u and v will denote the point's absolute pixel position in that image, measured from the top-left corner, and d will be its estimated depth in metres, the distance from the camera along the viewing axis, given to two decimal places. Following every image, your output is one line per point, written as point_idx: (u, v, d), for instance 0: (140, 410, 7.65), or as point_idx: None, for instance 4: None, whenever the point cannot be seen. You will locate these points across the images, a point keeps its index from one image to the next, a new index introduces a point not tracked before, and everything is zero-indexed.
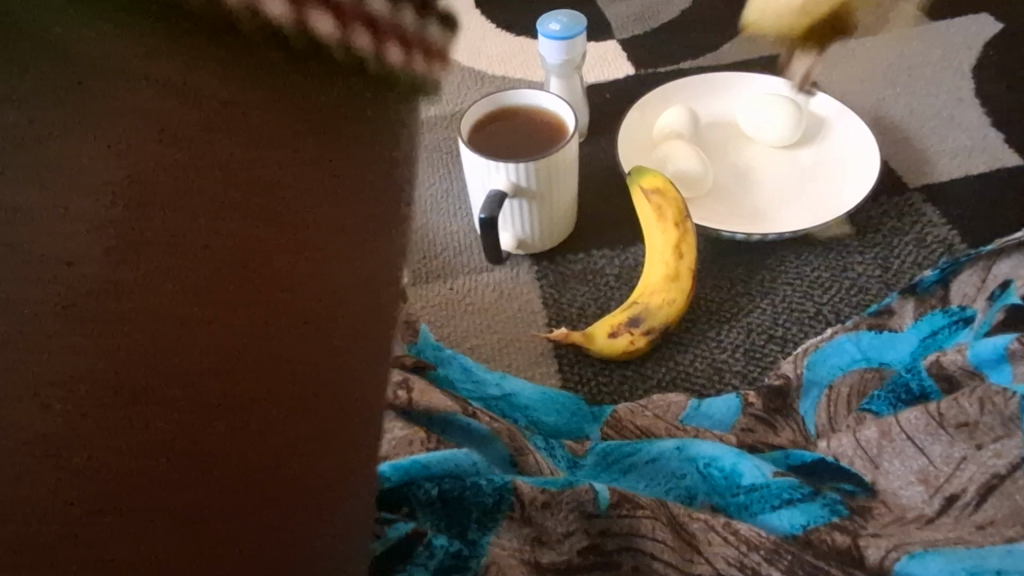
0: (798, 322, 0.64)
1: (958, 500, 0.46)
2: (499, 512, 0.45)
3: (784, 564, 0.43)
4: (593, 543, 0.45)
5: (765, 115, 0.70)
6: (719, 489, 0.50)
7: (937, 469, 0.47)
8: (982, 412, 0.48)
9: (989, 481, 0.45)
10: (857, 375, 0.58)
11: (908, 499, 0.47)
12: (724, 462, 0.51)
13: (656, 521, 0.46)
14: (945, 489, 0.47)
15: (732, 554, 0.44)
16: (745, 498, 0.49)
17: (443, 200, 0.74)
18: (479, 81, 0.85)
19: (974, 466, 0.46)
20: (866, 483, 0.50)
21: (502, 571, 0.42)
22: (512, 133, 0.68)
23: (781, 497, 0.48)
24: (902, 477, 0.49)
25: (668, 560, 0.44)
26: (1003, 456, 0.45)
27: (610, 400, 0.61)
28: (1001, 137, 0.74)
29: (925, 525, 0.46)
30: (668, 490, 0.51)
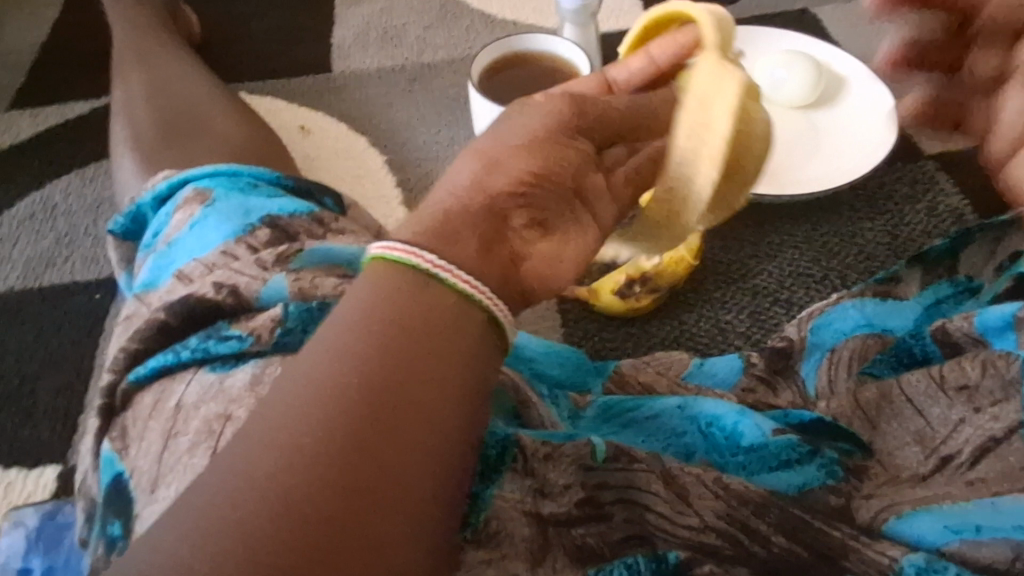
0: (804, 285, 0.64)
1: (953, 460, 0.41)
2: (502, 463, 0.39)
3: (774, 519, 0.38)
4: (589, 495, 0.39)
5: (786, 73, 0.69)
6: (719, 448, 0.44)
7: (934, 430, 0.42)
8: (983, 376, 0.42)
9: (984, 444, 0.40)
10: (861, 341, 0.51)
11: (903, 459, 0.42)
12: (725, 422, 0.44)
13: (650, 474, 0.40)
14: (942, 449, 0.41)
15: (721, 507, 0.38)
16: (743, 458, 0.43)
17: (450, 147, 0.81)
18: (490, 25, 0.91)
19: (970, 428, 0.41)
20: (865, 444, 0.44)
21: (505, 527, 0.37)
22: (522, 81, 0.66)
23: (782, 458, 0.42)
24: (899, 437, 0.43)
25: (661, 513, 0.39)
26: (999, 419, 0.40)
27: (613, 356, 0.62)
28: None
29: (920, 484, 0.40)
30: (666, 446, 0.45)
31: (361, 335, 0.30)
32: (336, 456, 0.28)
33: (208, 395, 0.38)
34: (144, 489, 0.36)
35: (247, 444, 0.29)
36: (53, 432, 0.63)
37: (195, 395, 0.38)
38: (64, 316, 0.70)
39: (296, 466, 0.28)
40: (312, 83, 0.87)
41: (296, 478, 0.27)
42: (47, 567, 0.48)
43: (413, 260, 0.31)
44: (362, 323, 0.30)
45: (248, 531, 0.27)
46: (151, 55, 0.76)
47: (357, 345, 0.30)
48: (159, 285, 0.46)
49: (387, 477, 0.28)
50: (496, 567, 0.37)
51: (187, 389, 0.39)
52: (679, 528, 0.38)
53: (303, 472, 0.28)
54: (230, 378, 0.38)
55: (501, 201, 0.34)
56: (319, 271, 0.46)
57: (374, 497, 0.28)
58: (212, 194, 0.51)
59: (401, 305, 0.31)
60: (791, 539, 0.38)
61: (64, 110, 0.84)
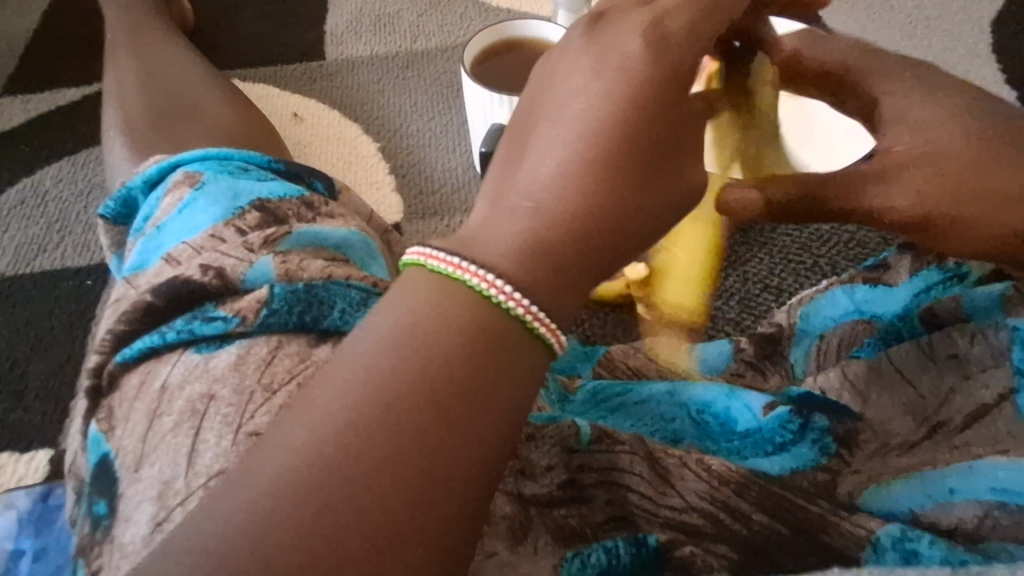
0: (795, 272, 0.64)
1: (945, 426, 0.41)
2: None
3: (754, 497, 0.38)
4: (571, 478, 0.40)
5: None
6: (714, 435, 0.44)
7: (925, 401, 0.42)
8: (973, 345, 0.43)
9: (976, 410, 0.41)
10: (849, 328, 0.49)
11: (893, 427, 0.42)
12: (717, 408, 0.45)
13: (633, 456, 0.40)
14: (934, 416, 0.42)
15: (702, 488, 0.38)
16: (738, 442, 0.43)
17: (442, 136, 0.81)
18: (484, 12, 0.92)
19: (961, 397, 0.42)
20: (856, 415, 0.43)
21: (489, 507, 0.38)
22: (513, 68, 0.66)
23: (776, 442, 0.42)
24: (891, 409, 0.43)
25: (643, 493, 0.39)
26: (989, 386, 0.41)
27: (602, 342, 0.62)
28: (1015, 95, 0.77)
29: (906, 451, 0.41)
30: (654, 432, 0.44)
31: (422, 353, 0.29)
32: (387, 480, 0.27)
33: (192, 375, 0.38)
34: (127, 469, 0.36)
35: (280, 450, 0.28)
36: (45, 416, 0.63)
37: (180, 376, 0.39)
38: (55, 300, 0.70)
39: (345, 483, 0.27)
40: (305, 69, 0.87)
41: (343, 494, 0.27)
42: (38, 548, 0.48)
43: (472, 277, 0.30)
44: (424, 340, 0.29)
45: (286, 538, 0.26)
46: (143, 41, 0.75)
47: (418, 362, 0.29)
48: (148, 267, 0.46)
49: (431, 508, 0.28)
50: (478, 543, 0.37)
51: (172, 370, 0.39)
52: (660, 507, 0.38)
53: (349, 491, 0.27)
54: (214, 360, 0.39)
55: (576, 218, 0.31)
56: (306, 253, 0.46)
57: (414, 528, 0.27)
58: (201, 177, 0.51)
59: (467, 330, 0.30)
60: (771, 517, 0.38)
61: (55, 96, 0.84)
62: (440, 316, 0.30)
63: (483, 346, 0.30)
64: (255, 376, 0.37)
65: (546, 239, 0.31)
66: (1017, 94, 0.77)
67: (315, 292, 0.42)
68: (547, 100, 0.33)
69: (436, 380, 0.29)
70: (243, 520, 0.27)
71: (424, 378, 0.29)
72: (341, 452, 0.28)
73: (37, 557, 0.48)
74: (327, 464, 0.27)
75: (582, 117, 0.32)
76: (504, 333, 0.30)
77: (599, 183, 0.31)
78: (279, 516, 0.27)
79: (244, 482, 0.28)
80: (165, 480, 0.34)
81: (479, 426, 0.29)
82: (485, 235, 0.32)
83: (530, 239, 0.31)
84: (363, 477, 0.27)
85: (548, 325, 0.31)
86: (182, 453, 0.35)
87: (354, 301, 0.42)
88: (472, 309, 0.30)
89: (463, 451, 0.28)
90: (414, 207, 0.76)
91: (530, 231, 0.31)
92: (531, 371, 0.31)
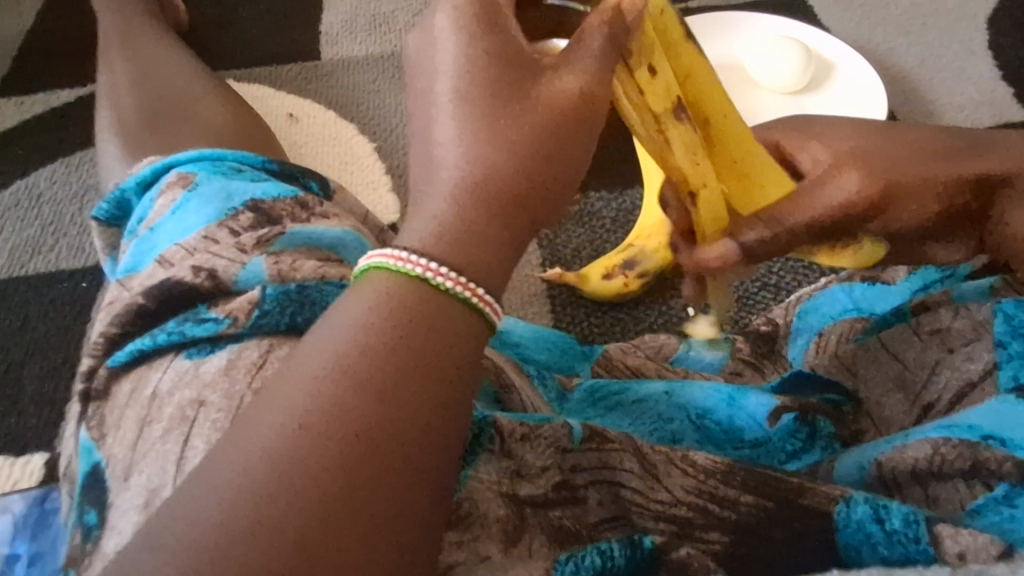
0: (793, 270, 0.64)
1: (934, 409, 0.42)
2: (477, 444, 0.39)
3: (739, 481, 0.38)
4: (565, 479, 0.39)
5: (774, 59, 0.72)
6: (717, 440, 0.44)
7: (914, 375, 0.44)
8: (955, 318, 0.44)
9: (961, 390, 0.41)
10: (847, 324, 0.49)
11: (891, 411, 0.44)
12: (720, 415, 0.45)
13: (624, 453, 0.40)
14: (923, 397, 0.43)
15: (691, 483, 0.39)
16: (749, 452, 0.44)
17: None
18: None
19: (948, 372, 0.43)
20: (852, 393, 0.46)
21: (478, 506, 0.37)
22: None
23: (789, 450, 0.44)
24: (881, 385, 0.45)
25: (635, 489, 0.39)
26: (974, 360, 0.42)
27: (600, 340, 0.62)
28: (1010, 91, 0.77)
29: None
30: (653, 431, 0.44)
31: (364, 353, 0.29)
32: (342, 476, 0.27)
33: (183, 382, 0.38)
34: (117, 477, 0.36)
35: (228, 456, 0.28)
36: (40, 419, 0.63)
37: (169, 383, 0.38)
38: (50, 303, 0.69)
39: (291, 483, 0.27)
40: (300, 69, 0.87)
41: (292, 499, 0.27)
42: (34, 552, 0.48)
43: (418, 267, 0.30)
44: (365, 338, 0.29)
45: (244, 539, 0.26)
46: (136, 41, 0.75)
47: (357, 361, 0.29)
48: (141, 270, 0.46)
49: (380, 505, 0.28)
50: (467, 550, 0.36)
51: (162, 378, 0.39)
52: (650, 501, 0.38)
53: (298, 494, 0.27)
54: (205, 365, 0.38)
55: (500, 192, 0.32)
56: (299, 253, 0.46)
57: (367, 521, 0.27)
58: (194, 178, 0.51)
59: (404, 324, 0.29)
60: (758, 495, 0.38)
61: (50, 97, 0.83)
62: (377, 314, 0.29)
63: (427, 334, 0.30)
64: (245, 380, 0.37)
65: (462, 222, 0.32)
66: (1013, 92, 0.76)
67: (308, 292, 0.42)
68: (443, 88, 0.33)
69: (384, 375, 0.29)
70: (198, 529, 0.26)
71: (369, 377, 0.28)
72: (287, 455, 0.27)
73: (33, 562, 0.48)
74: (273, 468, 0.27)
75: (499, 92, 0.32)
76: (446, 317, 0.30)
77: (520, 161, 0.32)
78: (232, 523, 0.26)
79: (199, 485, 0.28)
80: (153, 487, 0.34)
81: (426, 424, 0.29)
82: (413, 220, 0.32)
83: (454, 216, 0.32)
84: (312, 479, 0.27)
85: (492, 305, 0.31)
86: (171, 460, 0.35)
87: None
88: (408, 299, 0.30)
89: (411, 449, 0.28)
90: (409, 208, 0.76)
91: (454, 206, 0.32)
92: (472, 360, 0.31)
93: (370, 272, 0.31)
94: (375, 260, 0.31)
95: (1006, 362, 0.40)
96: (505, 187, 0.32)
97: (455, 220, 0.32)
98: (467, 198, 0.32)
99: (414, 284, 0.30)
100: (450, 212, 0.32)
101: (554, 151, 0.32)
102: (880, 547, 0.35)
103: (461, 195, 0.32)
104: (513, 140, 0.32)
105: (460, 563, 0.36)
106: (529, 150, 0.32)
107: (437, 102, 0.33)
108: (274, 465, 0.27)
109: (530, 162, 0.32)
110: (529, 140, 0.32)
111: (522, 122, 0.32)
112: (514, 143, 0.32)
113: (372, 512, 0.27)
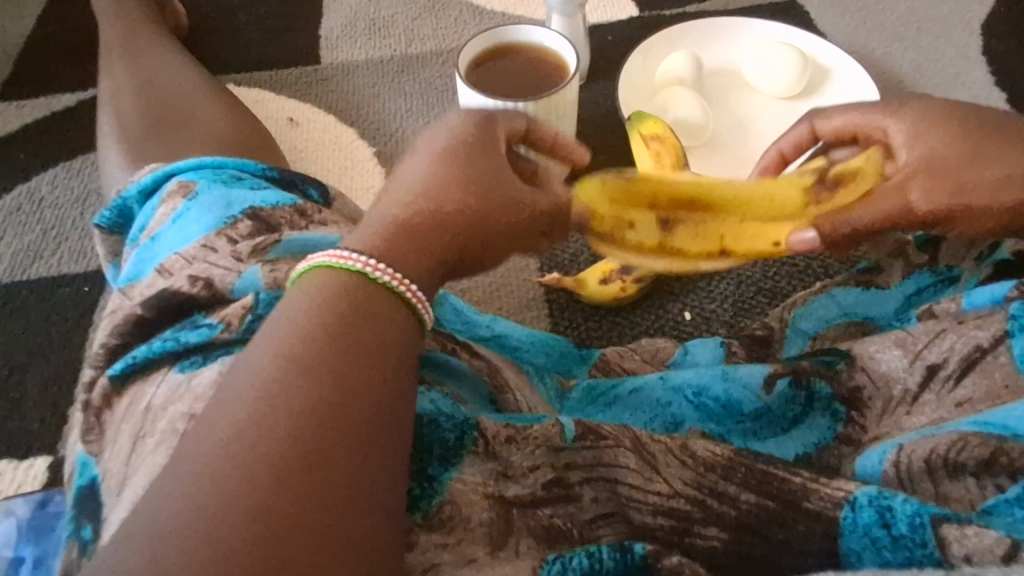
0: (789, 274, 0.65)
1: (939, 371, 0.43)
2: (462, 448, 0.39)
3: (740, 478, 0.39)
4: (559, 476, 0.40)
5: (770, 64, 0.73)
6: (718, 417, 0.46)
7: (916, 336, 0.44)
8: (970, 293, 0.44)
9: (970, 356, 0.42)
10: (843, 330, 0.51)
11: (888, 366, 0.44)
12: (716, 391, 0.46)
13: (619, 449, 0.40)
14: (926, 357, 0.44)
15: (689, 475, 0.39)
16: (751, 424, 0.45)
17: None
18: (479, 16, 0.92)
19: (955, 337, 0.43)
20: (845, 353, 0.47)
21: (462, 509, 0.37)
22: (508, 72, 0.67)
23: (790, 416, 0.45)
24: (880, 342, 0.46)
25: (632, 482, 0.39)
26: (984, 329, 0.42)
27: (598, 344, 0.63)
28: (1003, 95, 0.77)
29: (912, 406, 0.43)
30: (653, 418, 0.46)
31: (310, 348, 0.32)
32: (301, 459, 0.29)
33: (176, 396, 0.38)
34: (116, 489, 0.37)
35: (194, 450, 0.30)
36: (43, 423, 0.64)
37: (163, 396, 0.39)
38: (52, 307, 0.70)
39: (254, 468, 0.29)
40: (300, 74, 0.87)
41: (254, 482, 0.28)
42: (38, 555, 0.48)
43: (362, 264, 0.35)
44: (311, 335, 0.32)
45: (211, 523, 0.27)
46: (136, 46, 0.75)
47: (304, 355, 0.32)
48: (143, 278, 0.47)
49: (343, 487, 0.29)
50: (453, 552, 0.36)
51: (156, 391, 0.39)
52: (649, 494, 0.39)
53: (260, 477, 0.28)
54: (197, 378, 0.38)
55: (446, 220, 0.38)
56: (296, 261, 0.46)
57: (330, 501, 0.29)
58: (195, 186, 0.51)
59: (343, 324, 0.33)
60: (760, 494, 0.38)
61: (51, 102, 0.84)
62: (317, 316, 0.33)
63: (360, 328, 0.33)
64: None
65: (409, 234, 0.38)
66: (1007, 97, 0.77)
67: None
68: (431, 138, 0.41)
69: (331, 367, 0.32)
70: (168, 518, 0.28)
71: (318, 370, 0.31)
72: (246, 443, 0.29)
73: (37, 565, 0.48)
74: (234, 455, 0.29)
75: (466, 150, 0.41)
76: (375, 308, 0.34)
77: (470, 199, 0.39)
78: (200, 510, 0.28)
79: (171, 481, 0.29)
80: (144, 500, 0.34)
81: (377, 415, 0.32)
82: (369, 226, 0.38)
83: (402, 230, 0.38)
84: (274, 463, 0.29)
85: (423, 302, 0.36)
86: None
87: None
88: (346, 303, 0.34)
89: (366, 437, 0.31)
90: None
91: (403, 223, 0.38)
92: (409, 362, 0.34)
93: (319, 272, 0.35)
94: (314, 260, 0.36)
95: (1018, 331, 0.41)
96: (449, 215, 0.38)
97: (402, 232, 0.37)
98: (417, 219, 0.38)
99: (347, 276, 0.35)
100: (398, 225, 0.38)
101: (495, 193, 0.40)
102: (885, 551, 0.35)
103: (411, 211, 0.38)
104: (470, 182, 0.39)
105: (443, 563, 0.36)
106: (477, 192, 0.39)
107: (421, 145, 0.41)
108: (235, 453, 0.29)
109: (475, 200, 0.39)
110: (479, 184, 0.39)
111: (478, 170, 0.40)
112: (468, 189, 0.39)
113: (334, 493, 0.29)
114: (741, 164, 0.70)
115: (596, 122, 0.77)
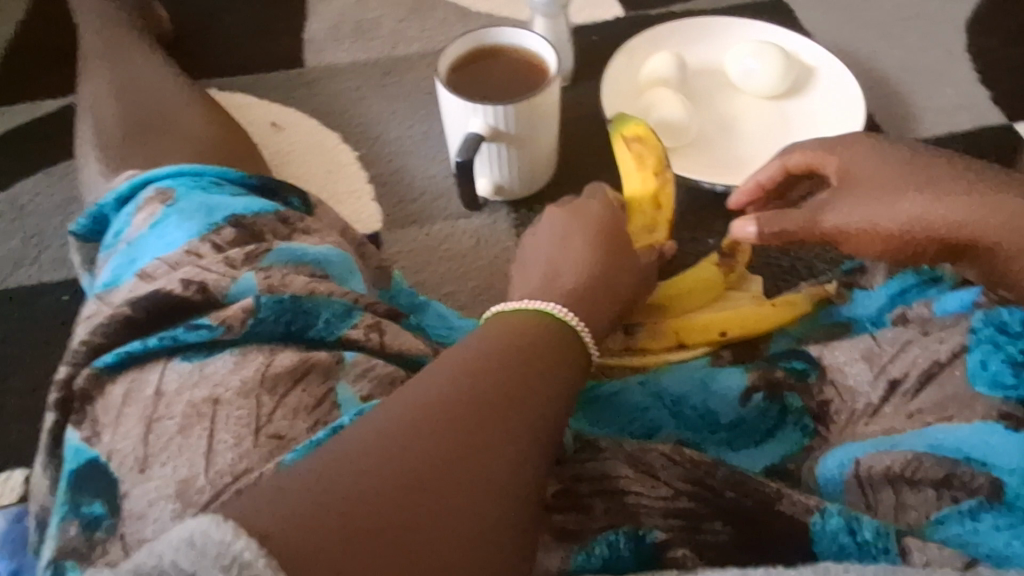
0: (773, 277, 0.64)
1: (900, 385, 0.44)
2: None
3: (723, 474, 0.39)
4: (566, 487, 0.40)
5: (754, 64, 0.73)
6: (693, 426, 0.46)
7: (881, 349, 0.45)
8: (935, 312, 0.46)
9: (929, 370, 0.43)
10: (826, 333, 0.52)
11: (854, 380, 0.45)
12: (695, 401, 0.46)
13: (617, 460, 0.40)
14: (889, 371, 0.44)
15: (683, 471, 0.40)
16: (727, 435, 0.45)
17: (423, 142, 0.81)
18: (464, 17, 0.92)
19: (918, 349, 0.44)
20: (815, 359, 0.47)
21: None
22: (493, 74, 0.66)
23: (762, 429, 0.45)
24: (847, 353, 0.46)
25: (636, 489, 0.39)
26: (945, 343, 0.44)
27: None
28: (987, 93, 0.77)
29: (871, 418, 0.43)
30: (631, 427, 0.46)
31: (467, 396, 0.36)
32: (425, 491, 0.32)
33: (190, 382, 0.39)
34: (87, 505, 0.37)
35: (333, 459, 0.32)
36: (23, 433, 0.63)
37: (176, 383, 0.39)
38: (33, 315, 0.69)
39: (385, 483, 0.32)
40: (285, 77, 0.87)
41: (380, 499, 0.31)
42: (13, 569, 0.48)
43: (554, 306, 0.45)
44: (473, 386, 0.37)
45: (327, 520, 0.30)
46: (117, 51, 0.75)
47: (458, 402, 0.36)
48: (119, 285, 0.46)
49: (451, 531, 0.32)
50: None
51: (164, 377, 0.40)
52: (653, 498, 0.39)
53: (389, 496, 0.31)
54: (208, 366, 0.40)
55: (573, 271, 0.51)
56: (287, 269, 0.46)
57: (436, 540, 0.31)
58: (173, 193, 0.51)
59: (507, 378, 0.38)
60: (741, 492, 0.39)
61: (32, 108, 0.83)
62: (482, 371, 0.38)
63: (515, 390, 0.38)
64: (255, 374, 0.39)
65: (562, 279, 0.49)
66: (991, 96, 0.77)
67: (302, 302, 0.44)
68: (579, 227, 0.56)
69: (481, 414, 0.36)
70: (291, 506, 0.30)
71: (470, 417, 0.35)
72: (390, 456, 0.32)
73: None
74: (372, 466, 0.32)
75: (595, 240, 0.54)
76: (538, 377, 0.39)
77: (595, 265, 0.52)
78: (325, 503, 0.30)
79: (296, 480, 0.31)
80: (146, 503, 0.35)
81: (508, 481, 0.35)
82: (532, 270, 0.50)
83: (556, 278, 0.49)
84: (402, 488, 0.32)
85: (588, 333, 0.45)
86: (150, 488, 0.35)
87: (338, 312, 0.44)
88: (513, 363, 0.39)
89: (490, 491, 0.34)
90: (395, 215, 0.75)
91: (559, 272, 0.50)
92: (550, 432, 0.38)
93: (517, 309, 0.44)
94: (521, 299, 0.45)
95: (975, 345, 0.43)
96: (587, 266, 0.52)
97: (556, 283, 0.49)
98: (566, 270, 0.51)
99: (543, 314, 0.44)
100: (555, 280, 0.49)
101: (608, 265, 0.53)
102: (852, 557, 0.36)
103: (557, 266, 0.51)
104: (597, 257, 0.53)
105: None
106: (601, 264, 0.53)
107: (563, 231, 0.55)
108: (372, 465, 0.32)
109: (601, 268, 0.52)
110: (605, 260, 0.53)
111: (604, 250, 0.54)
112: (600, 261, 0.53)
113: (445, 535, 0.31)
114: (725, 165, 0.70)
115: (579, 124, 0.77)
